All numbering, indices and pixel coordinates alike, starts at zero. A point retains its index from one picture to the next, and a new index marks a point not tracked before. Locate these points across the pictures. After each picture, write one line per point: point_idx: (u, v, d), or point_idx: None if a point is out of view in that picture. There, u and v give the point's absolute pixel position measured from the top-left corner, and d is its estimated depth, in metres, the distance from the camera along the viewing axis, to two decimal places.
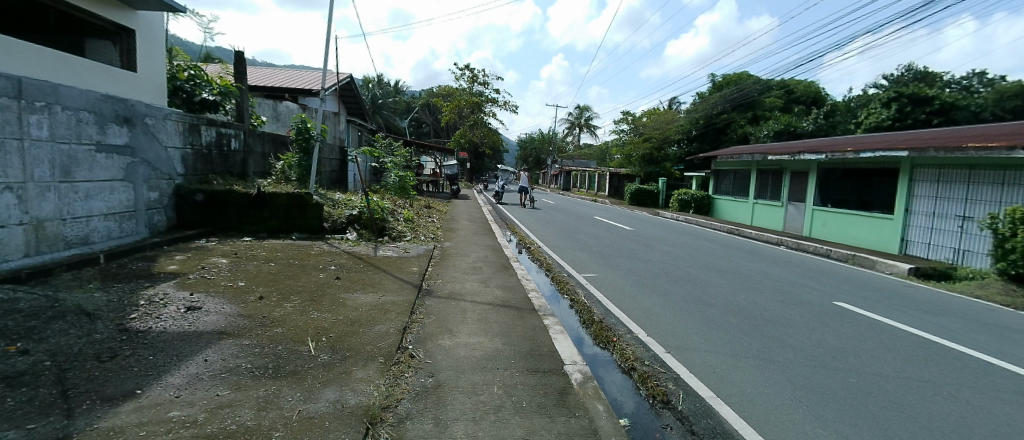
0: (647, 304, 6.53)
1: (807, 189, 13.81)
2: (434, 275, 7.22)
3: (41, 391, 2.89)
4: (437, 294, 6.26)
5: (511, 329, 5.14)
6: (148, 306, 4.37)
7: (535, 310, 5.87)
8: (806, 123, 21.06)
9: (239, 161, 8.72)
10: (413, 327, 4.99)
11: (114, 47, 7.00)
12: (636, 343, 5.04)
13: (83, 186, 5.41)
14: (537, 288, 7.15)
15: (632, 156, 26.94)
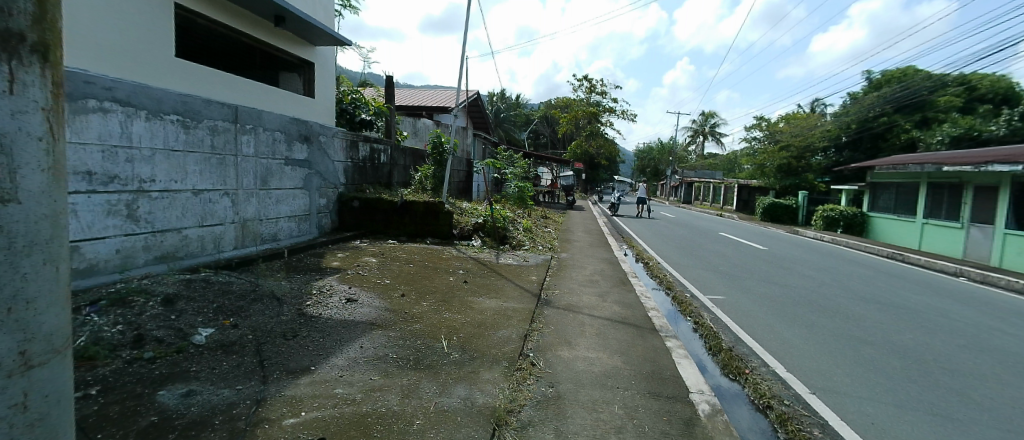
0: (788, 334, 5.65)
1: (998, 209, 10.79)
2: (552, 285, 7.22)
3: (245, 359, 3.53)
4: (556, 305, 6.24)
5: (631, 347, 4.86)
6: (318, 295, 5.13)
7: (657, 329, 5.48)
8: (997, 126, 15.50)
9: (386, 172, 9.87)
10: (533, 336, 5.00)
11: (298, 78, 8.39)
12: (774, 378, 4.37)
13: (275, 193, 6.61)
14: (657, 306, 6.69)
15: (766, 167, 24.03)
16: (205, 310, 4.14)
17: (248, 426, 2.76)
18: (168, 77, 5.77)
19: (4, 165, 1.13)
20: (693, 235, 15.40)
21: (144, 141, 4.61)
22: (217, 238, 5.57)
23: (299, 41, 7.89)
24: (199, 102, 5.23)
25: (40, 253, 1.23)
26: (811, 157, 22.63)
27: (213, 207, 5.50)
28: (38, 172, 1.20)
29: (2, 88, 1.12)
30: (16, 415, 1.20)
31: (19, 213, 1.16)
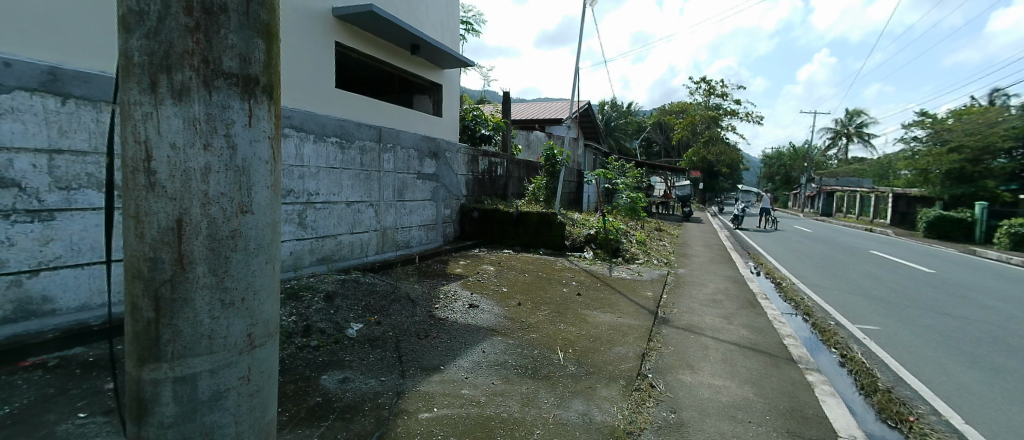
0: (975, 378, 4.52)
1: None
2: (670, 303, 6.75)
3: (387, 354, 3.91)
4: (675, 324, 5.82)
5: (765, 378, 4.31)
6: (444, 298, 5.51)
7: (795, 360, 4.77)
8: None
9: (503, 183, 10.30)
10: (652, 356, 4.72)
11: (428, 100, 9.01)
12: (950, 431, 3.53)
13: (409, 204, 7.31)
14: (795, 332, 5.87)
15: (928, 173, 19.33)
16: (356, 307, 4.71)
17: (391, 415, 3.05)
18: (334, 105, 6.45)
19: (244, 183, 1.41)
20: (839, 253, 13.28)
21: (312, 161, 5.45)
22: (363, 244, 6.35)
23: (429, 66, 8.53)
24: (352, 125, 6.03)
25: (265, 254, 1.50)
26: (993, 159, 17.34)
27: (360, 217, 6.28)
28: (265, 187, 1.47)
29: (245, 122, 1.41)
30: (243, 385, 1.48)
31: (252, 221, 1.44)
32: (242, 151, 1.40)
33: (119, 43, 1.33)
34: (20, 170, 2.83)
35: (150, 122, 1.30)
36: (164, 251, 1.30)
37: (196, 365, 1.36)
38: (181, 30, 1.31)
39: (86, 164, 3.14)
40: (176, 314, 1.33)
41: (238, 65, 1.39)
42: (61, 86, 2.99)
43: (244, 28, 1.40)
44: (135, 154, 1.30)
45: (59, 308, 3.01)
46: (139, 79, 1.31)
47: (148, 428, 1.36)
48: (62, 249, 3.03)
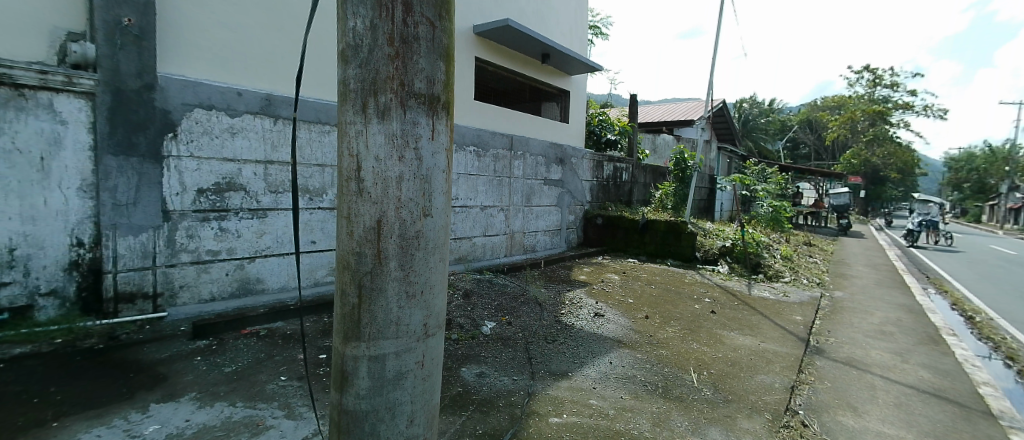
0: None
1: None
2: (825, 331, 5.72)
3: (518, 353, 4.08)
4: (832, 356, 4.91)
5: (957, 434, 3.42)
6: (569, 305, 5.51)
7: (999, 416, 3.71)
8: None
9: (628, 190, 10.08)
10: (802, 390, 4.04)
11: (557, 106, 9.11)
12: None
13: (536, 209, 7.53)
14: (999, 380, 4.58)
15: None
16: (489, 306, 4.99)
17: (523, 414, 3.14)
18: (477, 118, 6.69)
19: (427, 189, 1.57)
20: None
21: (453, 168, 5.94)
22: (494, 246, 6.70)
23: (558, 72, 8.64)
24: (488, 134, 6.43)
25: (440, 253, 1.65)
26: None
27: (492, 221, 6.63)
28: (442, 193, 1.62)
29: (430, 136, 1.57)
30: (418, 369, 1.64)
31: (431, 223, 1.60)
32: (426, 162, 1.57)
33: (339, 73, 1.56)
34: (246, 177, 3.51)
35: (360, 137, 1.51)
36: (367, 247, 1.51)
37: (386, 346, 1.54)
38: (385, 58, 1.49)
39: (290, 173, 3.76)
40: (373, 301, 1.53)
41: (426, 86, 1.55)
42: (273, 109, 3.63)
43: (430, 53, 1.56)
44: (349, 165, 1.53)
45: (268, 287, 3.70)
46: (353, 102, 1.52)
47: (347, 397, 1.57)
48: (272, 241, 3.70)
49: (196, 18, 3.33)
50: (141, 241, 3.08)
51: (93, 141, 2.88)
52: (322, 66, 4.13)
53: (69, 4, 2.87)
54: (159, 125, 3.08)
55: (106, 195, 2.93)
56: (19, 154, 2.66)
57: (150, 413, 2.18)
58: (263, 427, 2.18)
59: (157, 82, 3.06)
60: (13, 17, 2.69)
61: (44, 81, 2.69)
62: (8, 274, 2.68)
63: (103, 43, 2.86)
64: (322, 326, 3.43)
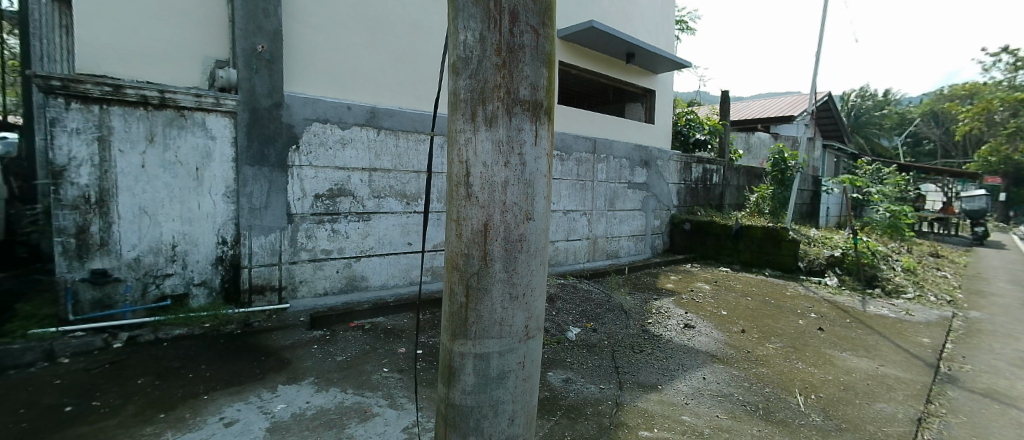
0: None
1: None
2: (956, 356, 4.78)
3: (605, 361, 4.00)
4: (967, 386, 4.08)
5: None
6: (657, 314, 5.28)
7: None
8: None
9: (718, 193, 9.49)
10: (932, 422, 3.41)
11: (641, 107, 8.78)
12: None
13: (619, 213, 7.36)
14: None
15: None
16: (574, 312, 4.96)
17: (612, 425, 3.04)
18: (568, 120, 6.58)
19: (530, 193, 1.60)
20: None
21: None
22: (576, 251, 6.65)
23: (642, 72, 8.35)
24: (571, 138, 6.41)
25: (542, 256, 1.67)
26: None
27: (575, 225, 6.59)
28: (545, 197, 1.64)
29: (533, 141, 1.60)
30: (519, 370, 1.67)
31: (534, 227, 1.62)
32: (529, 167, 1.59)
33: (450, 84, 1.64)
34: (354, 183, 3.85)
35: (469, 144, 1.57)
36: (475, 248, 1.57)
37: (490, 345, 1.59)
38: (493, 68, 1.54)
39: (390, 180, 4.06)
40: (479, 301, 1.58)
41: (530, 93, 1.58)
42: (377, 121, 3.94)
43: (535, 60, 1.59)
44: (458, 171, 1.60)
45: (370, 284, 4.02)
46: (463, 111, 1.59)
47: (454, 391, 1.64)
48: (375, 242, 4.01)
49: (313, 41, 3.69)
50: (270, 240, 3.50)
51: (234, 153, 3.33)
52: (420, 78, 4.38)
53: (218, 38, 3.36)
54: (286, 138, 3.49)
55: (244, 200, 3.38)
56: (181, 166, 3.16)
57: (278, 393, 2.46)
58: (370, 414, 2.35)
59: (284, 100, 3.47)
60: (178, 52, 3.22)
61: (199, 103, 3.15)
62: (171, 266, 3.19)
63: (243, 68, 3.29)
64: (418, 323, 3.64)
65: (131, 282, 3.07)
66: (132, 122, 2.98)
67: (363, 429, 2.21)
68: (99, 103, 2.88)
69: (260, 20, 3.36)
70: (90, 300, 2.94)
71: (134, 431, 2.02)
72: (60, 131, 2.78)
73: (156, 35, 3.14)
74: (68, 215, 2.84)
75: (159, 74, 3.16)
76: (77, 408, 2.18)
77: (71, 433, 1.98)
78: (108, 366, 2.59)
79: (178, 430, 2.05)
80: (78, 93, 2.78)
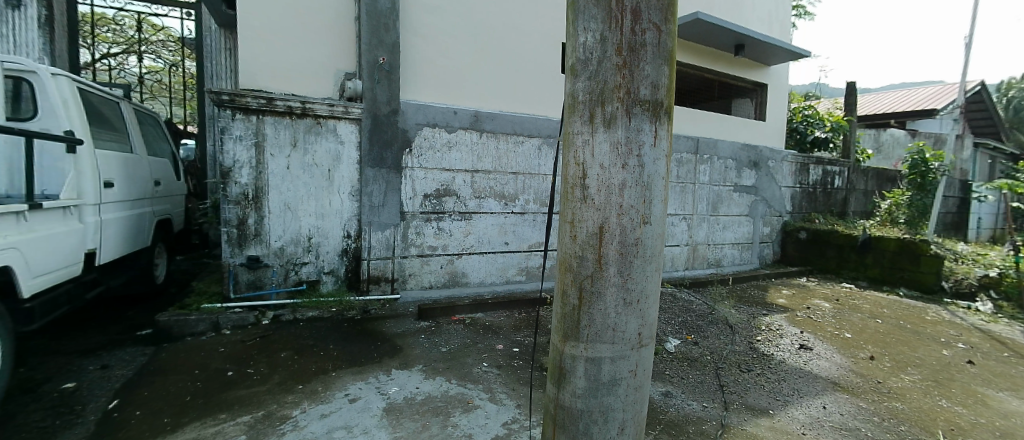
0: None
1: None
2: None
3: (707, 377, 3.73)
4: None
5: None
6: (767, 332, 4.79)
7: None
8: None
9: (841, 199, 8.39)
10: None
11: (750, 103, 8.03)
12: None
13: (723, 219, 6.85)
14: None
15: None
16: (673, 323, 4.73)
17: None
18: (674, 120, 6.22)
19: (648, 196, 1.53)
20: None
21: None
22: (673, 257, 6.33)
23: (752, 64, 7.64)
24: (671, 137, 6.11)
25: (658, 261, 1.60)
26: None
27: (673, 230, 6.26)
28: (663, 201, 1.57)
29: (652, 142, 1.53)
30: (631, 378, 1.61)
31: (650, 231, 1.56)
32: (648, 169, 1.53)
33: (567, 86, 1.62)
34: (459, 184, 4.05)
35: (586, 146, 1.55)
36: (589, 251, 1.54)
37: (602, 351, 1.56)
38: (613, 68, 1.50)
39: (491, 181, 4.20)
40: (592, 304, 1.55)
41: (651, 92, 1.51)
42: (480, 124, 4.11)
43: (656, 58, 1.52)
44: (574, 173, 1.58)
45: (470, 281, 4.21)
46: (581, 113, 1.57)
47: (564, 393, 1.63)
48: (475, 240, 4.18)
49: (424, 50, 3.95)
50: (385, 236, 3.82)
51: (358, 156, 3.69)
52: (521, 81, 4.44)
53: (347, 53, 3.74)
54: (401, 142, 3.79)
55: (365, 198, 3.72)
56: (316, 167, 3.58)
57: (392, 376, 2.67)
58: (472, 406, 2.44)
59: (400, 107, 3.77)
60: (317, 66, 3.66)
61: (332, 112, 3.54)
62: (306, 256, 3.63)
63: (367, 79, 3.63)
64: (515, 321, 3.72)
65: (276, 268, 3.54)
66: (280, 129, 3.44)
67: (467, 419, 2.30)
68: (256, 114, 3.36)
69: (380, 34, 3.68)
70: (246, 282, 3.46)
71: (278, 398, 2.33)
72: (228, 139, 3.30)
73: (299, 54, 3.59)
74: (232, 209, 3.37)
75: (301, 88, 3.62)
76: (236, 373, 2.57)
77: (232, 394, 2.34)
78: (259, 340, 3.03)
79: (313, 401, 2.32)
80: (241, 105, 3.28)
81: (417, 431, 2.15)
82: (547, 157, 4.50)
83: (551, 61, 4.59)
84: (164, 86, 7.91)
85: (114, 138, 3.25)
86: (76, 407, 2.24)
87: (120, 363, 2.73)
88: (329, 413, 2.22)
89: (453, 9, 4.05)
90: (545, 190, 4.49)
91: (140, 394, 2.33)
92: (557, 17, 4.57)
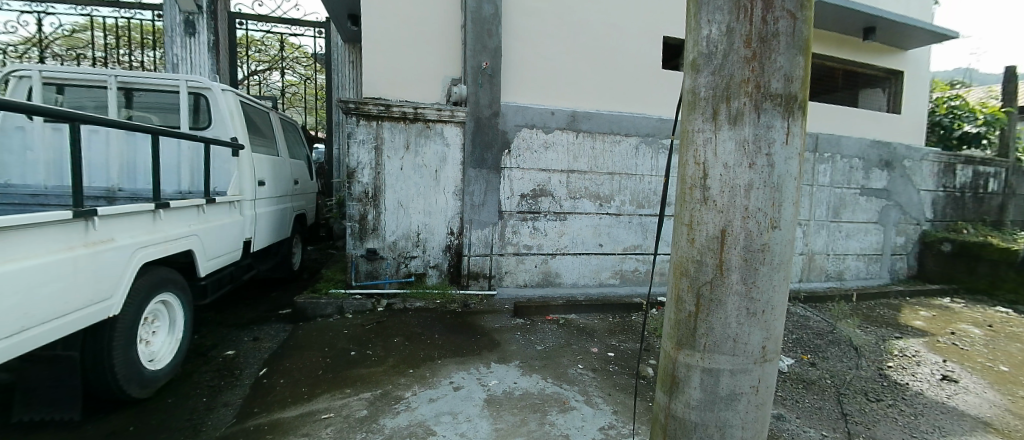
0: None
1: None
2: None
3: (827, 404, 3.28)
4: None
5: None
6: (901, 358, 4.11)
7: None
8: None
9: (998, 206, 6.98)
10: None
11: (881, 93, 6.89)
12: None
13: (847, 226, 6.04)
14: None
15: None
16: (785, 340, 4.29)
17: None
18: None
19: (778, 198, 1.40)
20: None
21: None
22: None
23: (885, 49, 6.56)
24: None
25: (787, 269, 1.44)
26: None
27: None
28: (795, 204, 1.42)
29: (784, 140, 1.38)
30: (753, 394, 1.48)
31: (780, 236, 1.41)
32: (778, 169, 1.39)
33: (687, 83, 1.50)
34: (555, 184, 4.08)
35: (708, 144, 1.44)
36: (709, 256, 1.43)
37: (721, 362, 1.44)
38: (740, 61, 1.38)
39: (586, 181, 4.17)
40: (711, 312, 1.44)
41: (783, 85, 1.36)
42: (577, 124, 4.10)
43: (790, 48, 1.37)
44: (693, 174, 1.47)
45: (564, 281, 4.21)
46: (703, 110, 1.45)
47: (676, 403, 1.54)
48: (569, 241, 4.18)
49: (525, 54, 4.04)
50: (485, 234, 3.98)
51: (462, 158, 3.88)
52: (622, 79, 4.32)
53: (453, 60, 3.96)
54: (501, 144, 3.93)
55: (468, 197, 3.90)
56: (425, 168, 3.84)
57: (492, 369, 2.77)
58: (569, 406, 2.43)
59: (501, 109, 3.90)
60: (428, 74, 3.92)
61: (439, 116, 3.77)
62: (415, 250, 3.91)
63: (471, 84, 3.81)
64: (609, 325, 3.66)
65: (389, 260, 3.87)
66: (396, 133, 3.74)
67: (564, 419, 2.29)
68: (376, 120, 3.69)
69: (484, 40, 3.83)
70: (364, 271, 3.82)
71: (393, 379, 2.54)
72: (353, 143, 3.67)
73: (412, 63, 3.88)
74: (355, 205, 3.73)
75: (414, 94, 3.90)
76: (357, 353, 2.85)
77: (355, 372, 2.60)
78: (375, 325, 3.33)
79: (424, 385, 2.50)
80: (363, 112, 3.63)
81: (516, 425, 2.20)
82: (646, 157, 4.34)
83: (653, 57, 4.40)
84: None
85: (264, 144, 3.78)
86: (236, 371, 2.68)
87: (267, 337, 3.19)
88: (436, 398, 2.37)
89: (553, 10, 4.08)
90: (642, 191, 4.34)
91: (283, 364, 2.70)
92: (659, 10, 4.38)
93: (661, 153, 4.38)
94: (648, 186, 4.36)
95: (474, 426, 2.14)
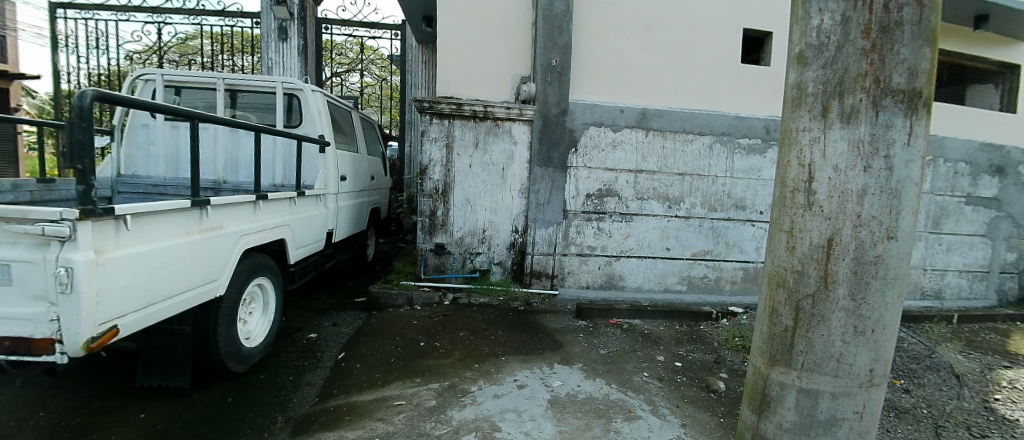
0: None
1: None
2: None
3: (922, 435, 2.86)
4: None
5: None
6: (1011, 390, 3.58)
7: None
8: None
9: None
10: None
11: (994, 89, 5.79)
12: None
13: (948, 238, 5.37)
14: None
15: None
16: None
17: None
18: None
19: (896, 206, 1.18)
20: None
21: None
22: None
23: (1000, 39, 5.54)
24: None
25: (904, 285, 1.23)
26: None
27: None
28: (915, 213, 1.20)
29: (905, 141, 1.16)
30: (856, 421, 1.30)
31: (897, 249, 1.20)
32: (898, 172, 1.17)
33: (792, 78, 1.31)
34: (621, 184, 3.98)
35: (815, 145, 1.24)
36: (812, 267, 1.26)
37: (822, 383, 1.28)
38: (857, 54, 1.17)
39: (655, 181, 4.02)
40: (813, 329, 1.27)
41: (907, 80, 1.15)
42: (647, 122, 3.96)
43: (916, 38, 1.15)
44: (796, 176, 1.28)
45: (628, 285, 4.10)
46: (811, 107, 1.25)
47: (765, 423, 1.40)
48: (634, 243, 4.06)
49: (597, 50, 3.97)
50: (550, 233, 3.96)
51: (529, 156, 3.89)
52: (697, 75, 4.11)
53: (524, 58, 3.97)
54: (567, 142, 3.89)
55: (533, 196, 3.90)
56: (494, 166, 3.88)
57: (556, 370, 2.75)
58: (635, 415, 2.33)
59: (569, 107, 3.87)
60: (498, 73, 3.96)
61: (508, 114, 3.80)
62: (481, 246, 3.97)
63: (540, 81, 3.80)
64: (675, 333, 3.51)
65: (456, 255, 3.96)
66: (466, 131, 3.82)
67: (630, 428, 2.21)
68: (447, 118, 3.79)
69: (555, 37, 3.81)
70: (433, 265, 3.94)
71: (460, 372, 2.60)
72: (426, 140, 3.79)
73: (483, 62, 3.93)
74: (426, 201, 3.86)
75: (484, 93, 3.96)
76: (426, 344, 2.95)
77: (423, 363, 2.68)
78: (442, 318, 3.44)
79: (490, 380, 2.53)
80: (437, 111, 3.74)
81: (581, 429, 2.15)
82: (721, 158, 4.11)
83: (731, 51, 4.14)
84: (376, 96, 9.54)
85: (346, 141, 3.99)
86: (318, 353, 2.86)
87: (345, 323, 3.38)
88: (501, 394, 2.39)
89: (627, 4, 3.98)
90: (712, 194, 4.11)
91: (359, 349, 2.85)
92: (740, 1, 4.11)
93: (736, 153, 4.12)
94: (721, 188, 4.12)
95: (538, 426, 2.13)
